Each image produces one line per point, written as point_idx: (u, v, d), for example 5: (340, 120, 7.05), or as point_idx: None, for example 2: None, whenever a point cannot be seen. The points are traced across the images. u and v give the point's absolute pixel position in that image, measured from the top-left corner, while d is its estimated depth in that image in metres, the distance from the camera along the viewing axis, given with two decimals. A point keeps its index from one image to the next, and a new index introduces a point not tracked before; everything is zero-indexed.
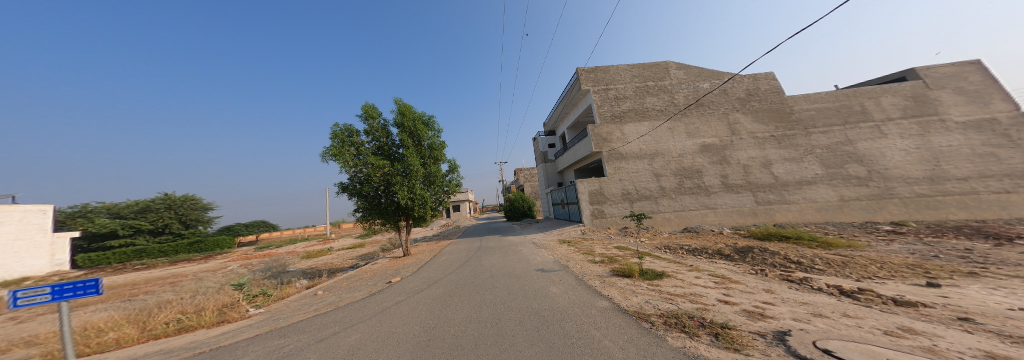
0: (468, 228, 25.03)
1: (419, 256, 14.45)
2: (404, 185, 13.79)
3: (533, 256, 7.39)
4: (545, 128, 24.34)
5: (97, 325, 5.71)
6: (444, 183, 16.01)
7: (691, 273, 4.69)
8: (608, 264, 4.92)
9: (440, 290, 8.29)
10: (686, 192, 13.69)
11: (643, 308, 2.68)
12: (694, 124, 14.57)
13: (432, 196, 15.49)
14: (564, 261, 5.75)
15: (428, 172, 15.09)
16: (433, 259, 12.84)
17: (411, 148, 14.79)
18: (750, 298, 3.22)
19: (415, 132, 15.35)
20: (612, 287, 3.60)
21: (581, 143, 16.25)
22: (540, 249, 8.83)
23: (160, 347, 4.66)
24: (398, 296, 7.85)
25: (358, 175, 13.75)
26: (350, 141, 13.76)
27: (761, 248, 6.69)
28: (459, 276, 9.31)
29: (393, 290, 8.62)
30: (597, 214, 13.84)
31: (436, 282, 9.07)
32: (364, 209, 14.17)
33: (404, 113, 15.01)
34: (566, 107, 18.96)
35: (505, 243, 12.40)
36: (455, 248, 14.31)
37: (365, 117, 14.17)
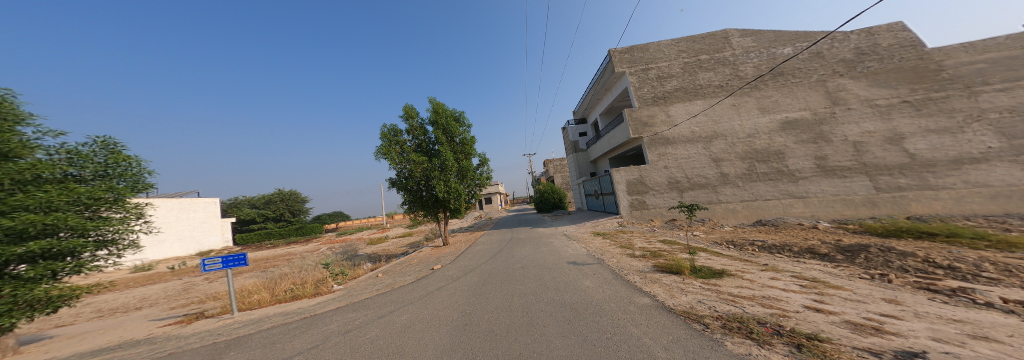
0: (505, 219, 25.81)
1: (457, 246, 15.16)
2: (441, 180, 14.50)
3: (565, 248, 7.21)
4: (575, 117, 23.37)
5: (247, 288, 7.55)
6: (476, 176, 16.45)
7: (763, 274, 4.12)
8: (651, 259, 4.55)
9: (474, 279, 8.57)
10: (767, 177, 11.97)
11: (693, 309, 2.41)
12: (772, 97, 12.74)
13: (466, 189, 16.01)
14: (598, 254, 5.50)
15: (462, 166, 15.63)
16: (468, 249, 13.37)
17: (445, 143, 15.39)
18: (859, 308, 2.69)
19: (448, 128, 15.92)
20: (655, 283, 3.31)
21: (618, 129, 15.18)
22: (572, 241, 8.62)
23: (264, 311, 5.62)
24: (439, 282, 8.34)
25: (403, 171, 14.77)
26: (394, 140, 14.76)
27: (885, 249, 5.55)
28: (493, 266, 9.55)
29: (435, 276, 9.22)
30: (637, 205, 13.02)
31: (472, 271, 9.42)
32: (409, 202, 15.27)
33: (438, 111, 15.65)
34: (598, 93, 17.94)
35: (536, 235, 12.42)
36: (488, 239, 14.76)
37: (405, 116, 14.98)
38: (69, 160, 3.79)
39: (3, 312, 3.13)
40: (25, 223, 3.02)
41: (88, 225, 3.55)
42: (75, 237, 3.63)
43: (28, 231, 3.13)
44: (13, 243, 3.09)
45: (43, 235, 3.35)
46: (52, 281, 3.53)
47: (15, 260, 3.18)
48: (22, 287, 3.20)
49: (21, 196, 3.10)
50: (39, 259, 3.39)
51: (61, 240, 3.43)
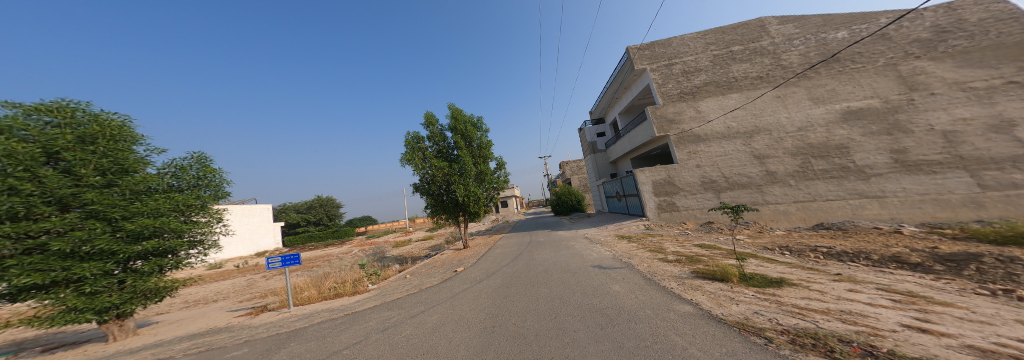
0: (524, 221, 25.85)
1: (476, 249, 15.28)
2: (462, 184, 14.75)
3: (588, 252, 7.03)
4: (591, 116, 23.03)
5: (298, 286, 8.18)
6: (493, 180, 16.62)
7: (839, 285, 3.78)
8: (687, 265, 4.33)
9: (496, 281, 8.57)
10: (827, 175, 11.01)
11: (751, 320, 2.24)
12: (830, 85, 11.85)
13: (484, 193, 16.20)
14: (625, 258, 5.30)
15: (480, 171, 15.83)
16: (488, 252, 13.45)
17: (464, 148, 15.67)
18: (977, 330, 2.36)
19: (466, 134, 16.20)
20: (697, 291, 3.13)
21: (640, 127, 14.66)
22: (594, 244, 8.42)
23: (315, 307, 6.08)
24: (464, 284, 8.46)
25: (425, 176, 15.19)
26: (416, 146, 15.21)
27: (1003, 258, 4.92)
28: (514, 269, 9.51)
29: (459, 278, 9.33)
30: (666, 207, 12.54)
31: (493, 273, 9.43)
32: (431, 206, 15.65)
33: (456, 117, 15.99)
34: (616, 91, 17.58)
35: (555, 238, 12.23)
36: (506, 242, 14.75)
37: (426, 123, 15.47)
38: (173, 172, 4.73)
39: (127, 299, 4.12)
40: (142, 225, 3.98)
41: (183, 226, 4.43)
42: (176, 237, 4.55)
43: (144, 232, 4.07)
44: (133, 241, 4.05)
45: (154, 235, 4.28)
46: (160, 275, 4.47)
47: (136, 256, 4.15)
48: (137, 278, 4.17)
49: (141, 203, 4.06)
50: (151, 256, 4.35)
51: (166, 240, 4.36)
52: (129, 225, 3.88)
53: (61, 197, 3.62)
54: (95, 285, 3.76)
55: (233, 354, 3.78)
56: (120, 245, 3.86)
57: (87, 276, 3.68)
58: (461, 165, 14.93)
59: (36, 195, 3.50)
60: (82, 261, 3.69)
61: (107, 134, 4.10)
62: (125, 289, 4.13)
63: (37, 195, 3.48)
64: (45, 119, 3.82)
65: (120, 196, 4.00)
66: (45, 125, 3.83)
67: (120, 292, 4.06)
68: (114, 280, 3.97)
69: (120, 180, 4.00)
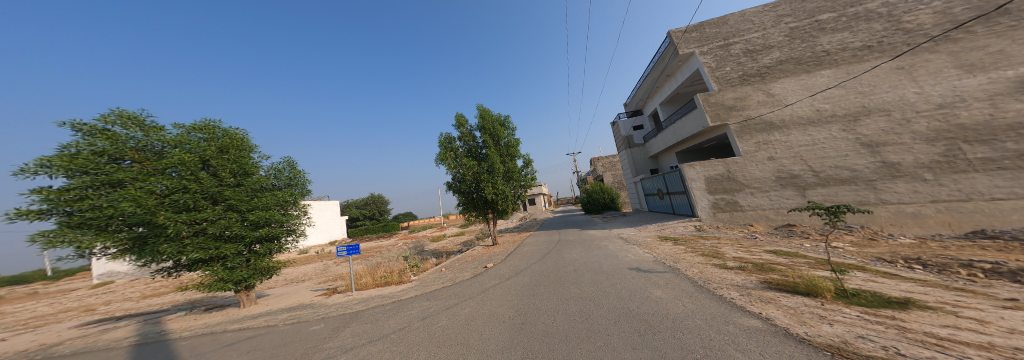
0: (554, 219, 26.01)
1: (505, 245, 15.43)
2: (491, 182, 14.92)
3: (623, 253, 6.64)
4: (626, 108, 21.79)
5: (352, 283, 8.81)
6: (521, 178, 16.68)
7: (1007, 312, 2.79)
8: (756, 275, 3.73)
9: (525, 279, 8.53)
10: (992, 166, 8.40)
11: (851, 345, 1.83)
12: (992, 44, 9.40)
13: (512, 191, 16.28)
14: (670, 262, 4.87)
15: (508, 169, 15.92)
16: (516, 249, 13.46)
17: (492, 147, 15.84)
18: None
19: (493, 133, 16.37)
20: (769, 303, 2.68)
21: (688, 117, 13.54)
22: (631, 245, 7.94)
23: (369, 292, 7.87)
24: (493, 280, 8.55)
25: (455, 174, 15.67)
26: (448, 146, 15.70)
27: None
28: (543, 267, 9.38)
29: (488, 273, 9.47)
30: (725, 206, 11.44)
31: (522, 271, 9.41)
32: (461, 203, 16.12)
33: (484, 117, 16.22)
34: (657, 81, 16.47)
35: (586, 237, 11.88)
36: (535, 240, 14.66)
37: (456, 124, 15.88)
38: (273, 174, 7.12)
39: (252, 272, 6.44)
40: (260, 217, 6.21)
41: (281, 218, 6.70)
42: (279, 227, 6.87)
43: (259, 222, 6.31)
44: (253, 229, 6.31)
45: (266, 225, 6.58)
46: (269, 255, 6.79)
47: (257, 241, 6.48)
48: (254, 257, 6.47)
49: (255, 200, 6.30)
50: (264, 242, 6.68)
51: (273, 229, 6.67)
52: (250, 216, 6.12)
53: (212, 195, 5.85)
54: (233, 261, 6.01)
55: (313, 329, 5.54)
56: (246, 230, 6.12)
57: (230, 255, 5.94)
58: (491, 164, 15.06)
59: (199, 193, 5.70)
60: (224, 243, 5.93)
61: (232, 146, 6.36)
62: (250, 266, 6.45)
63: (201, 194, 5.71)
64: (200, 135, 6.17)
65: (246, 194, 6.30)
66: (200, 139, 6.18)
67: (246, 267, 6.36)
68: (243, 258, 6.26)
69: (245, 182, 6.30)
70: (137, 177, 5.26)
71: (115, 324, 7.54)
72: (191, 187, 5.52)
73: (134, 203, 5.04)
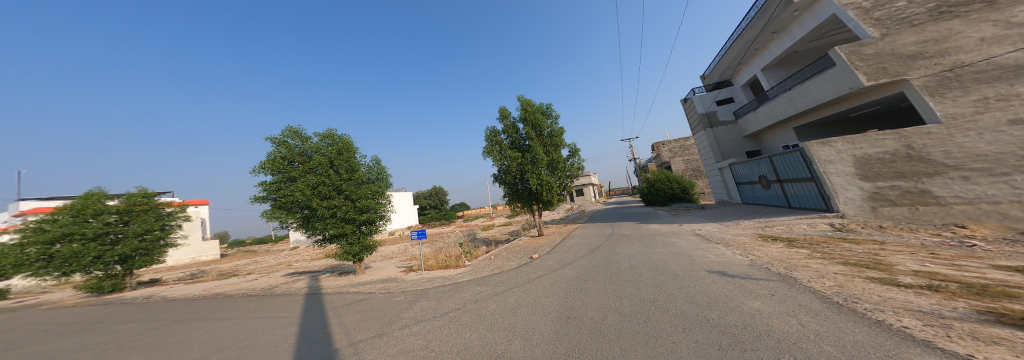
0: (605, 210, 25.61)
1: (551, 237, 15.16)
2: (535, 173, 14.60)
3: (697, 253, 5.68)
4: (706, 82, 19.13)
5: (425, 279, 9.29)
6: (566, 168, 16.19)
7: None
8: (944, 300, 2.54)
9: (572, 272, 8.12)
10: None
11: None
12: None
13: (557, 181, 15.90)
14: (777, 269, 3.84)
15: (552, 159, 15.47)
16: (563, 241, 13.05)
17: (535, 138, 15.47)
18: None
19: (536, 123, 15.97)
20: (981, 338, 1.75)
21: (816, 81, 10.93)
22: (708, 244, 6.74)
23: (435, 273, 9.99)
24: (538, 271, 8.34)
25: (501, 167, 15.75)
26: (492, 140, 15.82)
27: None
28: (592, 261, 8.79)
29: (535, 264, 9.31)
30: (898, 198, 8.09)
31: (570, 263, 8.97)
32: (507, 194, 16.24)
33: (526, 108, 15.87)
34: (760, 42, 13.76)
35: (644, 232, 10.75)
36: (584, 232, 13.98)
37: (500, 117, 15.96)
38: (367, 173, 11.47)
39: (360, 245, 11.04)
40: (363, 204, 10.58)
41: (375, 207, 11.11)
42: (373, 213, 11.33)
43: (363, 208, 10.71)
44: (360, 213, 10.80)
45: (366, 210, 11.03)
46: (369, 234, 11.33)
47: (363, 222, 11.03)
48: (360, 234, 11.04)
49: (360, 191, 10.65)
50: (366, 224, 11.22)
51: (370, 214, 11.15)
52: (357, 204, 10.50)
53: (338, 187, 10.33)
54: (351, 235, 10.59)
55: (396, 300, 7.67)
56: (356, 214, 10.57)
57: (349, 232, 10.58)
58: (535, 155, 14.66)
59: (332, 186, 10.19)
60: (346, 222, 10.52)
61: (345, 149, 10.69)
62: (359, 241, 11.04)
63: (332, 187, 10.19)
64: (326, 144, 10.58)
65: (354, 187, 10.72)
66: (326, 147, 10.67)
67: (357, 240, 10.94)
68: (356, 234, 10.88)
69: (352, 178, 10.63)
70: (303, 175, 9.87)
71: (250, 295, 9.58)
72: (328, 183, 10.02)
73: (307, 195, 9.66)
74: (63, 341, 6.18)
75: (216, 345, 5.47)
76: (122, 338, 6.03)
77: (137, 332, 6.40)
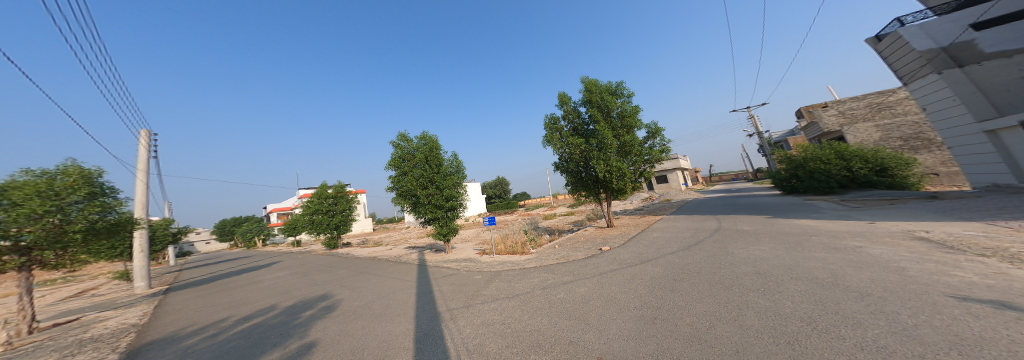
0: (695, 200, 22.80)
1: (624, 228, 13.94)
2: (602, 159, 13.34)
3: (894, 271, 3.89)
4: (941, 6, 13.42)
5: (505, 264, 9.70)
6: (642, 152, 14.36)
7: None
8: None
9: (658, 269, 7.15)
10: None
11: None
12: None
13: (630, 167, 14.30)
14: None
15: (623, 142, 13.90)
16: (641, 234, 11.77)
17: (601, 121, 14.07)
18: None
19: (603, 104, 14.49)
20: None
21: None
22: (914, 257, 4.55)
23: (502, 258, 10.73)
24: (617, 267, 7.63)
25: (563, 155, 14.98)
26: (553, 127, 15.04)
27: None
28: (686, 259, 7.51)
29: (608, 258, 8.75)
30: None
31: (653, 260, 7.95)
32: (570, 182, 15.65)
33: (590, 89, 14.59)
34: None
35: (768, 229, 8.47)
36: (670, 225, 12.17)
37: (559, 103, 15.17)
38: (453, 165, 13.43)
39: (449, 229, 12.91)
40: (448, 193, 12.38)
41: (457, 194, 12.99)
42: (457, 201, 13.07)
43: (448, 196, 12.59)
44: (447, 200, 12.71)
45: (451, 199, 12.86)
46: (455, 219, 13.12)
47: (450, 209, 12.91)
48: (448, 220, 12.94)
49: (445, 181, 12.58)
50: (452, 210, 13.06)
51: (454, 201, 12.91)
52: (443, 193, 12.45)
53: (431, 177, 12.55)
54: (441, 220, 12.59)
55: (482, 285, 8.04)
56: (444, 202, 12.51)
57: (439, 218, 12.56)
58: (599, 138, 13.36)
59: (427, 177, 12.51)
60: (438, 209, 12.60)
61: (436, 147, 13.03)
62: (448, 225, 12.93)
63: (427, 178, 12.49)
64: (423, 142, 13.11)
65: (443, 178, 12.78)
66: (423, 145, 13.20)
67: (446, 225, 12.87)
68: (444, 220, 12.85)
69: (439, 169, 12.70)
70: (409, 168, 12.60)
71: (368, 273, 11.97)
72: (424, 174, 12.32)
73: (412, 184, 12.24)
74: (326, 276, 12.30)
75: (353, 318, 6.85)
76: (320, 289, 9.91)
77: (328, 285, 10.51)
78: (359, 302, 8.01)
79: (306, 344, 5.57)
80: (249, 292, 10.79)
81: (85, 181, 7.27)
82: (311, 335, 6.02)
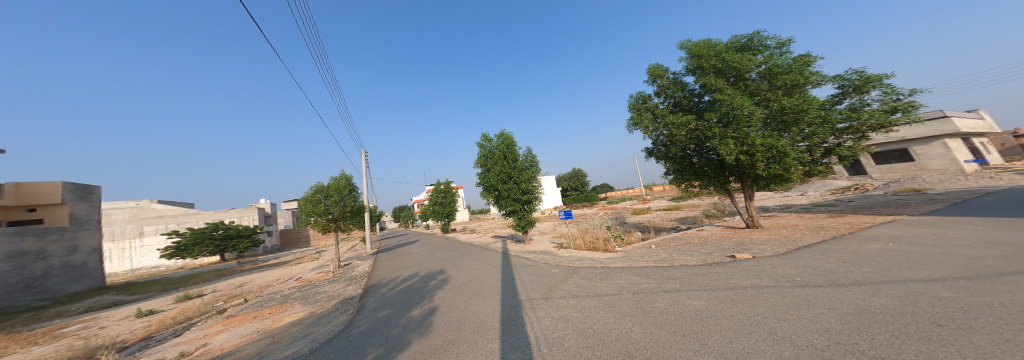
0: (989, 191, 13.15)
1: (781, 235, 10.06)
2: (730, 135, 9.64)
3: None
4: None
5: (608, 267, 8.47)
6: (815, 119, 9.48)
7: None
8: None
9: (853, 286, 4.49)
10: None
11: None
12: None
13: (791, 144, 9.72)
14: None
15: (777, 109, 9.60)
16: (823, 244, 7.95)
17: (727, 88, 10.10)
18: None
19: (726, 66, 10.45)
20: None
21: None
22: None
23: (585, 254, 10.97)
24: (772, 283, 5.29)
25: (661, 138, 11.89)
26: (643, 107, 12.00)
27: None
28: (933, 281, 4.34)
29: (748, 270, 6.43)
30: None
31: (845, 277, 5.11)
32: (675, 170, 12.66)
33: (701, 53, 10.87)
34: None
35: None
36: (885, 237, 7.68)
37: (650, 78, 11.99)
38: (528, 160, 13.56)
39: (527, 221, 13.08)
40: (525, 187, 12.60)
41: (533, 188, 13.06)
42: (533, 194, 13.15)
43: (525, 189, 12.79)
44: (524, 194, 12.94)
45: (528, 192, 13.02)
46: (532, 212, 13.20)
47: (527, 202, 13.08)
48: (526, 213, 13.09)
49: (522, 176, 12.82)
50: (529, 203, 13.19)
51: (531, 195, 13.04)
52: (520, 187, 12.67)
53: (509, 173, 12.95)
54: (520, 212, 12.90)
55: (572, 283, 7.22)
56: (521, 196, 12.76)
57: (518, 211, 12.86)
58: (726, 110, 9.63)
59: (506, 172, 12.95)
60: (517, 202, 12.94)
61: (511, 145, 13.34)
62: (526, 217, 13.13)
63: (506, 173, 12.93)
64: (500, 140, 13.66)
65: (520, 172, 13.07)
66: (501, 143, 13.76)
67: (525, 217, 13.10)
68: (523, 212, 13.11)
69: (516, 164, 13.02)
70: (489, 165, 13.28)
71: (470, 256, 13.32)
72: (502, 170, 12.82)
73: (492, 179, 12.88)
74: (438, 256, 14.44)
75: (453, 294, 7.30)
76: (432, 266, 11.65)
77: (438, 263, 12.20)
78: (462, 280, 8.63)
79: (430, 310, 6.26)
80: (390, 264, 13.87)
81: (349, 183, 16.08)
82: (421, 304, 6.81)
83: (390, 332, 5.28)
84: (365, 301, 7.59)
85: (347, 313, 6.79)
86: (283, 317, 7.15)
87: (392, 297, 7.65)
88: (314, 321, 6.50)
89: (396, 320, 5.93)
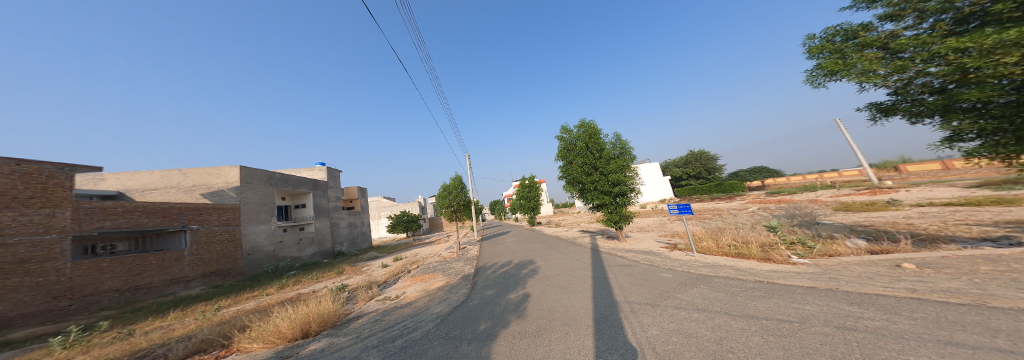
0: None
1: None
2: None
3: None
4: None
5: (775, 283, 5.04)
6: None
7: None
8: None
9: None
10: None
11: None
12: None
13: None
14: None
15: None
16: None
17: None
18: None
19: None
20: None
21: None
22: None
23: (723, 261, 7.33)
24: None
25: (927, 84, 4.63)
26: (847, 51, 5.46)
27: None
28: None
29: None
30: None
31: None
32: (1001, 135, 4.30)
33: None
34: None
35: None
36: None
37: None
38: (617, 146, 11.47)
39: (620, 215, 11.22)
40: (615, 177, 10.76)
41: (626, 179, 11.06)
42: (626, 185, 11.14)
43: (616, 180, 10.93)
44: (614, 185, 11.13)
45: (619, 183, 11.11)
46: (626, 205, 11.24)
47: (619, 194, 11.19)
48: (618, 207, 11.21)
49: (610, 166, 10.97)
50: (621, 195, 11.27)
51: (623, 186, 11.10)
52: (609, 179, 10.89)
53: (595, 163, 11.30)
54: (610, 206, 11.19)
55: (697, 292, 4.74)
56: (611, 187, 10.98)
57: (608, 205, 11.15)
58: None
59: (590, 163, 11.38)
60: (606, 195, 11.18)
61: (596, 133, 11.54)
62: (618, 211, 11.25)
63: (590, 164, 11.33)
64: (580, 129, 11.99)
65: (608, 161, 11.24)
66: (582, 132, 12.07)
67: (617, 212, 11.23)
68: (614, 206, 11.24)
69: (602, 153, 11.23)
70: (570, 157, 11.91)
71: (563, 248, 12.15)
72: (585, 161, 11.32)
73: (575, 173, 11.50)
74: (534, 246, 14.13)
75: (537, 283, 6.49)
76: (524, 256, 11.33)
77: (531, 253, 11.78)
78: (552, 271, 7.64)
79: (526, 295, 5.61)
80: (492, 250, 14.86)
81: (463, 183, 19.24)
82: (509, 289, 6.37)
83: (495, 310, 4.97)
84: (479, 279, 8.04)
85: (466, 286, 7.26)
86: (434, 281, 8.63)
87: (495, 279, 7.69)
88: (450, 289, 7.32)
89: (499, 299, 5.67)
